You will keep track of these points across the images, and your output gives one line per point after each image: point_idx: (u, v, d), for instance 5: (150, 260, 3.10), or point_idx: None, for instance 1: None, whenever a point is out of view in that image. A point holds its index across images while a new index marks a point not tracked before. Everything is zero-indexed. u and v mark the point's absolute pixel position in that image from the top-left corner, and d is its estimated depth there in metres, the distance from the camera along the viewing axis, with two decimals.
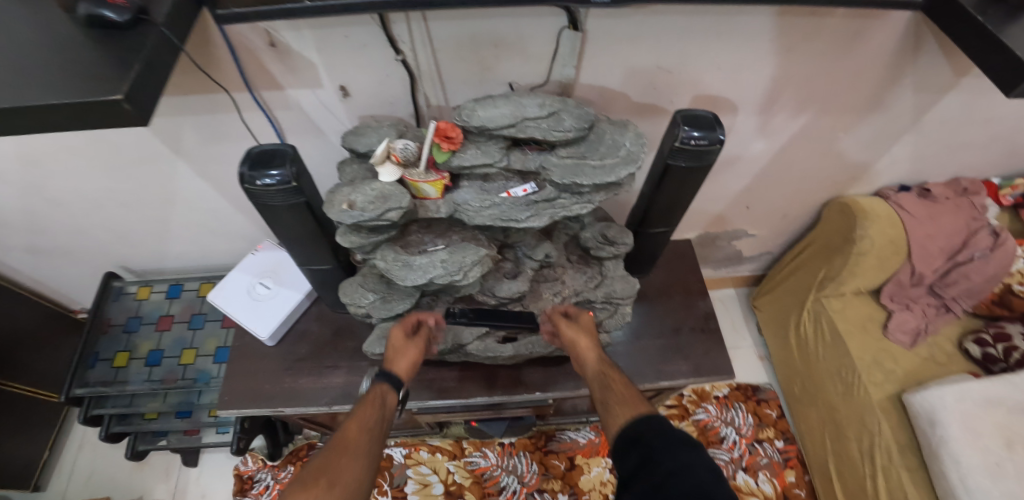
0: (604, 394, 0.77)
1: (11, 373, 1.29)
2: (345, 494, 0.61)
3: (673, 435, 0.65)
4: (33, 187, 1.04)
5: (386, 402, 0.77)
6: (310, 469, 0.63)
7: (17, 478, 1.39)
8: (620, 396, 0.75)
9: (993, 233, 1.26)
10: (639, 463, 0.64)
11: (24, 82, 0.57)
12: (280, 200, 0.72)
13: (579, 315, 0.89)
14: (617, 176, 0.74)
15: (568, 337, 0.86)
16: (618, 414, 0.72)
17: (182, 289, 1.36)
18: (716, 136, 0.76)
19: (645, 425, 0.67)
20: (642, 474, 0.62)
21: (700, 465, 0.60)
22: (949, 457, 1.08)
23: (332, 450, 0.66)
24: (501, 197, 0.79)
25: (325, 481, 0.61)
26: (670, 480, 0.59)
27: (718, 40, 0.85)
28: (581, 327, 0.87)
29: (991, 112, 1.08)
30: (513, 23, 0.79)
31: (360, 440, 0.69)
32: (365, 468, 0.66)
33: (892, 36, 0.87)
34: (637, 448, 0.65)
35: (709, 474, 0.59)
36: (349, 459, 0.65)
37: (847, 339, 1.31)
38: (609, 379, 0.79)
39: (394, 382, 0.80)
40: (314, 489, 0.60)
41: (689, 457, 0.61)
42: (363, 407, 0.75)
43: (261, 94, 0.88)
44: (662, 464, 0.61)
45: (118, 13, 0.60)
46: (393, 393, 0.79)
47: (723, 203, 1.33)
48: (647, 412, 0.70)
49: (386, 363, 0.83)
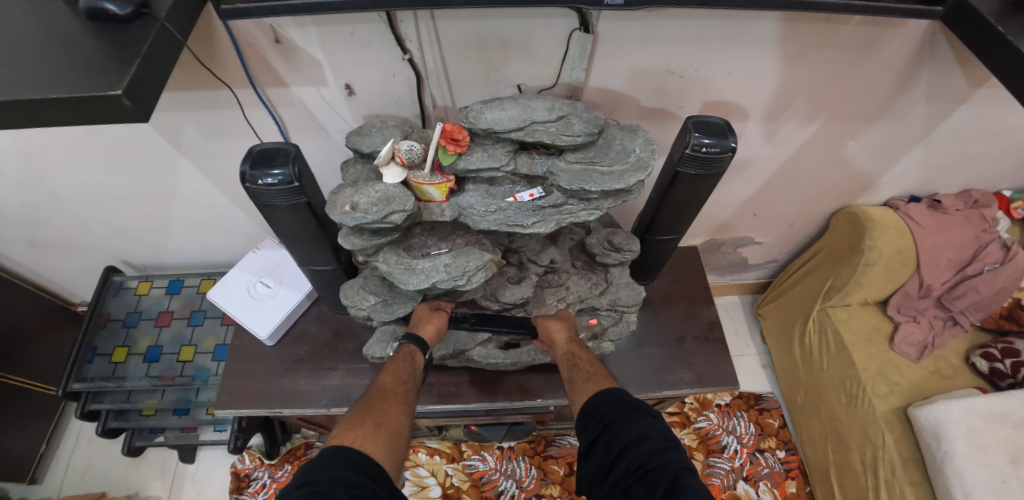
0: (571, 372, 0.80)
1: (9, 366, 1.29)
2: (390, 432, 0.66)
3: (630, 404, 0.65)
4: (32, 180, 1.02)
5: (417, 361, 0.82)
6: (355, 413, 0.67)
7: (12, 472, 1.38)
8: (585, 374, 0.78)
9: (1003, 246, 1.25)
10: (598, 434, 0.64)
11: (21, 74, 0.56)
12: (282, 200, 0.71)
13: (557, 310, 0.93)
14: (626, 183, 0.73)
15: (541, 327, 0.90)
16: (581, 390, 0.74)
17: (182, 286, 1.35)
18: (728, 144, 0.75)
19: (602, 396, 0.68)
20: (601, 446, 0.62)
21: (655, 433, 0.60)
22: (953, 473, 1.06)
23: (372, 398, 0.72)
24: (507, 201, 0.77)
25: (373, 421, 0.66)
26: (627, 453, 0.59)
27: (730, 45, 0.84)
28: (557, 317, 0.91)
29: (1005, 124, 1.06)
30: (522, 24, 0.78)
31: (397, 392, 0.74)
32: (404, 415, 0.71)
33: (908, 45, 0.86)
34: (595, 421, 0.66)
35: (664, 442, 0.59)
36: (390, 407, 0.71)
37: (852, 350, 1.29)
38: (578, 359, 0.82)
39: (422, 345, 0.84)
40: (364, 426, 0.64)
41: (643, 426, 0.61)
42: (394, 366, 0.80)
43: (265, 91, 0.87)
44: (619, 436, 0.61)
45: (119, 6, 0.59)
46: (421, 354, 0.84)
47: (729, 211, 1.32)
48: (609, 387, 0.71)
49: (412, 329, 0.87)
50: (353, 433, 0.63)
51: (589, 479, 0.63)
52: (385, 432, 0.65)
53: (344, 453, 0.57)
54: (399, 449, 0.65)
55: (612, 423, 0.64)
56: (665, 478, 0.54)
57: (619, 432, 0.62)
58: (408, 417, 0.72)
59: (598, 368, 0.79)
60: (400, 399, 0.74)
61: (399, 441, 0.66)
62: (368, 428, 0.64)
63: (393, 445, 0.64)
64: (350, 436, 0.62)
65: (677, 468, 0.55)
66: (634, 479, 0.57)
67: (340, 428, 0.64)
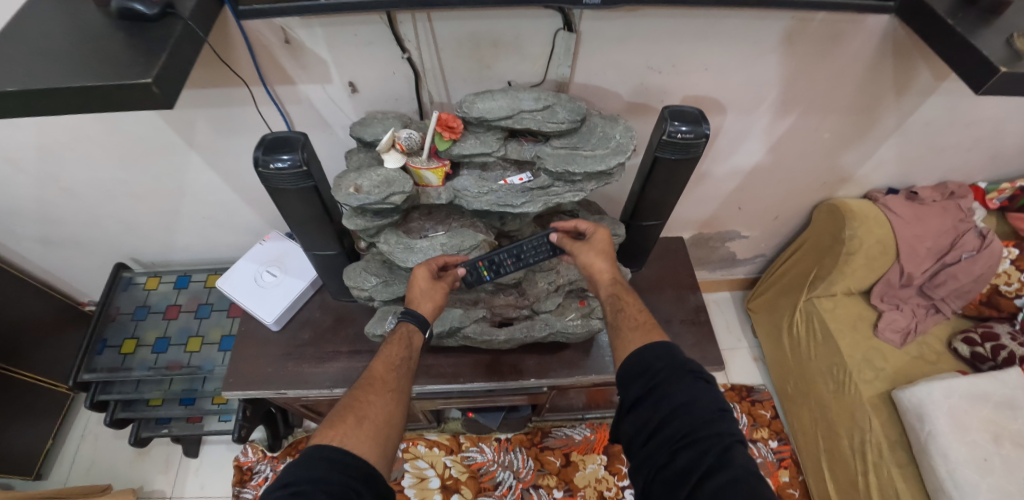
0: (616, 318, 0.75)
1: (18, 360, 1.33)
2: (375, 427, 0.62)
3: (682, 364, 0.63)
4: (50, 177, 1.09)
5: (413, 342, 0.78)
6: (339, 407, 0.65)
7: (20, 465, 1.42)
8: (633, 321, 0.73)
9: (980, 235, 1.30)
10: (643, 394, 0.62)
11: (60, 66, 0.62)
12: (291, 183, 0.77)
13: (592, 235, 0.86)
14: (607, 164, 0.79)
15: (582, 260, 0.85)
16: (630, 339, 0.69)
17: (190, 280, 1.41)
18: (702, 129, 0.81)
19: (651, 351, 0.65)
20: (645, 406, 0.61)
21: (707, 401, 0.59)
22: (937, 452, 1.09)
23: (359, 389, 0.68)
24: (499, 184, 0.83)
25: (355, 416, 0.63)
26: (674, 418, 0.58)
27: (704, 42, 0.90)
28: (595, 250, 0.85)
29: (972, 116, 1.12)
30: (511, 24, 0.85)
31: (385, 379, 0.70)
32: (393, 405, 0.67)
33: (870, 40, 0.92)
34: (643, 377, 0.63)
35: (715, 412, 0.58)
36: (376, 398, 0.67)
37: (838, 338, 1.33)
38: (623, 303, 0.77)
39: (418, 321, 0.79)
40: (344, 422, 0.61)
41: (697, 392, 0.59)
42: (387, 349, 0.76)
43: (274, 89, 0.94)
44: (668, 398, 0.60)
45: (147, 6, 0.66)
46: (420, 333, 0.79)
47: (715, 204, 1.37)
48: (661, 341, 0.67)
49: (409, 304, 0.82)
50: (333, 430, 0.60)
51: (626, 436, 0.62)
52: (368, 426, 0.62)
53: (321, 453, 0.56)
54: (385, 443, 0.62)
55: (662, 382, 0.61)
56: (716, 449, 0.54)
57: (669, 394, 0.60)
58: (397, 405, 0.68)
59: (645, 315, 0.74)
60: (389, 387, 0.69)
61: (385, 434, 0.63)
62: (348, 424, 0.61)
63: (376, 441, 0.61)
64: (328, 434, 0.60)
65: (728, 441, 0.55)
66: (680, 446, 0.56)
67: (322, 425, 0.62)
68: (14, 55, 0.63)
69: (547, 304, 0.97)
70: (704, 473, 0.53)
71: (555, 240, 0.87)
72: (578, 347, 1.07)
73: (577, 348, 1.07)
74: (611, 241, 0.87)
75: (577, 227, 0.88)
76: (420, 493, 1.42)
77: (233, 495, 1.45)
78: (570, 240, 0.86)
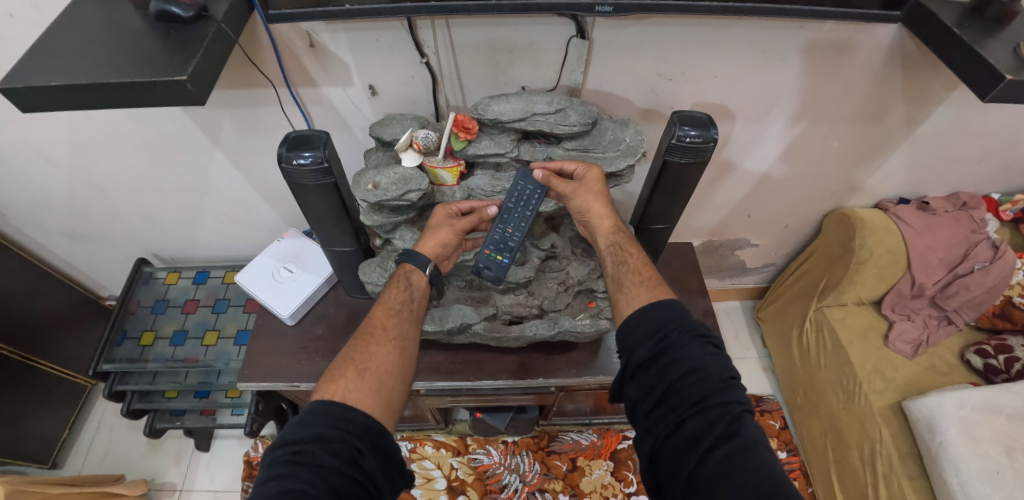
0: (618, 270, 0.80)
1: (40, 350, 1.38)
2: (375, 376, 0.68)
3: (691, 328, 0.66)
4: (81, 172, 1.14)
5: (412, 282, 0.83)
6: (342, 360, 0.70)
7: (38, 453, 1.45)
8: (637, 276, 0.77)
9: (992, 246, 1.29)
10: (653, 356, 0.64)
11: (100, 63, 0.65)
12: (312, 180, 0.80)
13: (584, 176, 0.84)
14: (617, 166, 0.85)
15: (578, 203, 0.85)
16: (634, 295, 0.74)
17: (208, 276, 1.45)
18: (710, 134, 0.83)
19: (661, 312, 0.68)
20: (656, 369, 0.63)
21: (717, 370, 0.62)
22: (949, 463, 1.08)
23: (361, 339, 0.73)
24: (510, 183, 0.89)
25: (355, 369, 0.68)
26: (685, 382, 0.61)
27: (714, 50, 0.92)
28: (588, 192, 0.84)
29: (984, 127, 1.12)
30: (526, 31, 0.88)
31: (387, 327, 0.76)
32: (391, 353, 0.72)
33: (879, 50, 0.94)
34: (653, 339, 0.65)
35: (724, 380, 0.61)
36: (378, 348, 0.72)
37: (848, 347, 1.33)
38: (625, 255, 0.82)
39: (418, 262, 0.83)
40: (345, 376, 0.66)
41: (706, 360, 0.62)
42: (390, 293, 0.81)
43: (298, 91, 0.98)
44: (680, 364, 0.62)
45: (184, 9, 0.69)
46: (419, 272, 0.83)
47: (724, 211, 1.39)
48: (665, 298, 0.71)
49: (415, 244, 0.86)
50: (335, 385, 0.66)
51: (633, 398, 0.65)
52: (369, 378, 0.67)
53: (324, 409, 0.61)
54: (385, 391, 0.67)
55: (671, 346, 0.64)
56: (724, 418, 0.58)
57: (678, 360, 0.63)
58: (398, 352, 0.73)
59: (649, 270, 0.79)
60: (389, 335, 0.75)
61: (387, 383, 0.68)
62: (350, 377, 0.66)
63: (376, 389, 0.66)
64: (331, 389, 0.65)
65: (738, 410, 0.59)
66: (691, 412, 0.59)
67: (324, 380, 0.67)
68: (59, 54, 0.67)
69: (556, 304, 0.99)
70: (711, 441, 0.56)
71: (541, 178, 0.86)
72: (586, 347, 1.08)
73: (585, 348, 1.08)
74: (604, 180, 0.85)
75: (568, 168, 0.85)
76: (426, 493, 1.43)
77: (242, 490, 1.47)
78: (559, 180, 0.85)
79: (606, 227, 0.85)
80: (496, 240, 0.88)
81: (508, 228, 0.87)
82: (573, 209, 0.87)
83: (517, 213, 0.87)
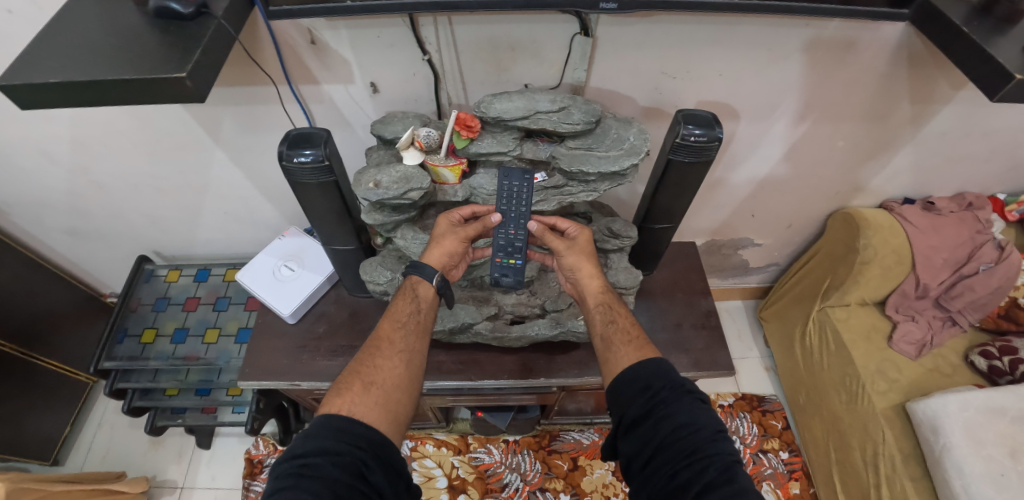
0: (608, 330, 0.80)
1: (41, 347, 1.38)
2: (381, 391, 0.68)
3: (680, 384, 0.66)
4: (81, 169, 1.14)
5: (419, 293, 0.83)
6: (348, 373, 0.70)
7: (39, 450, 1.45)
8: (626, 336, 0.78)
9: (998, 247, 1.28)
10: (645, 411, 0.64)
11: (97, 60, 0.65)
12: (313, 178, 0.80)
13: (576, 236, 0.91)
14: (620, 165, 0.84)
15: (571, 260, 0.89)
16: (622, 355, 0.74)
17: (209, 274, 1.45)
18: (715, 133, 0.82)
19: (650, 370, 0.68)
20: (648, 424, 0.63)
21: (708, 423, 0.62)
22: (952, 465, 1.08)
23: (368, 352, 0.74)
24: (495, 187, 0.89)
25: (362, 382, 0.68)
26: (676, 436, 0.61)
27: (719, 48, 0.91)
28: (580, 250, 0.89)
29: (990, 127, 1.11)
30: (529, 28, 0.87)
31: (393, 340, 0.76)
32: (398, 368, 0.72)
33: (885, 49, 0.93)
34: (643, 396, 0.66)
35: (715, 432, 0.61)
36: (383, 361, 0.72)
37: (851, 348, 1.32)
38: (614, 314, 0.83)
39: (425, 273, 0.83)
40: (351, 389, 0.66)
41: (696, 413, 0.62)
42: (398, 305, 0.82)
43: (299, 88, 0.97)
44: (670, 418, 0.62)
45: (183, 5, 0.68)
46: (426, 283, 0.83)
47: (727, 211, 1.38)
48: (652, 357, 0.71)
49: (421, 256, 0.86)
50: (341, 399, 0.65)
51: (627, 456, 0.64)
52: (375, 391, 0.67)
53: (329, 422, 0.61)
54: (392, 405, 0.67)
55: (662, 402, 0.64)
56: (716, 467, 0.57)
57: (669, 414, 0.63)
58: (404, 365, 0.73)
59: (637, 329, 0.80)
60: (396, 348, 0.75)
61: (393, 396, 0.68)
62: (355, 391, 0.66)
63: (382, 404, 0.66)
64: (337, 403, 0.65)
65: (730, 460, 0.58)
66: (683, 464, 0.58)
67: (330, 393, 0.67)
68: (56, 51, 0.66)
69: (558, 303, 0.98)
70: (705, 488, 0.55)
71: (536, 230, 0.88)
72: (588, 347, 1.07)
73: (587, 349, 1.07)
74: (592, 243, 0.92)
75: (562, 225, 0.92)
76: (427, 492, 1.42)
77: (243, 488, 1.47)
78: (553, 236, 0.89)
79: (595, 287, 0.87)
80: (501, 245, 0.89)
81: (510, 229, 0.88)
82: (564, 267, 0.90)
83: (513, 213, 0.87)
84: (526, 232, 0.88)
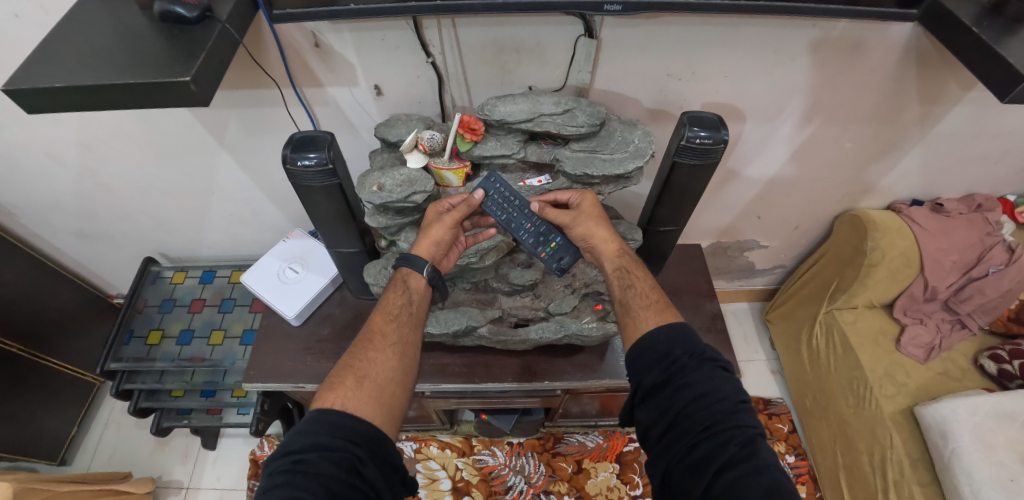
0: (625, 293, 0.79)
1: (48, 348, 1.39)
2: (374, 385, 0.67)
3: (700, 352, 0.65)
4: (88, 171, 1.14)
5: (410, 284, 0.83)
6: (341, 367, 0.70)
7: (47, 450, 1.46)
8: (645, 299, 0.76)
9: (1008, 249, 1.27)
10: (664, 380, 0.64)
11: (102, 65, 0.65)
12: (317, 181, 0.80)
13: (580, 204, 0.88)
14: (625, 169, 0.83)
15: (580, 230, 0.87)
16: (642, 319, 0.73)
17: (215, 276, 1.45)
18: (721, 135, 0.81)
19: (669, 338, 0.67)
20: (666, 393, 0.63)
21: (729, 393, 0.61)
22: (961, 470, 1.07)
23: (360, 346, 0.74)
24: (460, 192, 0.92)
25: (355, 376, 0.68)
26: (695, 406, 0.60)
27: (725, 50, 0.91)
28: (587, 217, 0.87)
29: (1001, 128, 1.10)
30: (534, 30, 0.87)
31: (385, 334, 0.76)
32: (391, 360, 0.72)
33: (893, 50, 0.92)
34: (662, 363, 0.65)
35: (736, 403, 0.60)
36: (377, 355, 0.72)
37: (859, 352, 1.31)
38: (631, 278, 0.81)
39: (415, 265, 0.83)
40: (345, 384, 0.66)
41: (717, 383, 0.62)
42: (388, 298, 0.82)
43: (303, 91, 0.97)
44: (688, 388, 0.61)
45: (188, 9, 0.68)
46: (415, 274, 0.83)
47: (733, 212, 1.37)
48: (674, 322, 0.71)
49: (411, 247, 0.86)
50: (334, 393, 0.65)
51: (644, 424, 0.64)
52: (369, 385, 0.67)
53: (324, 418, 0.60)
54: (386, 398, 0.67)
55: (680, 371, 0.63)
56: (737, 441, 0.57)
57: (688, 383, 0.62)
58: (398, 358, 0.73)
59: (655, 293, 0.78)
60: (388, 341, 0.75)
61: (387, 389, 0.68)
62: (349, 385, 0.66)
63: (375, 398, 0.66)
64: (331, 397, 0.65)
65: (750, 433, 0.58)
66: (701, 438, 0.58)
67: (323, 388, 0.67)
68: (61, 55, 0.67)
69: (562, 306, 0.97)
70: (723, 463, 0.55)
71: (539, 209, 0.87)
72: (592, 350, 1.07)
73: (592, 351, 1.07)
74: (599, 204, 0.89)
75: (562, 198, 0.89)
76: (431, 494, 1.42)
77: (247, 489, 1.48)
78: (554, 210, 0.87)
79: (612, 250, 0.86)
80: (535, 241, 0.87)
81: (524, 224, 0.86)
82: (577, 238, 0.89)
83: (516, 213, 0.86)
84: (540, 218, 0.87)
